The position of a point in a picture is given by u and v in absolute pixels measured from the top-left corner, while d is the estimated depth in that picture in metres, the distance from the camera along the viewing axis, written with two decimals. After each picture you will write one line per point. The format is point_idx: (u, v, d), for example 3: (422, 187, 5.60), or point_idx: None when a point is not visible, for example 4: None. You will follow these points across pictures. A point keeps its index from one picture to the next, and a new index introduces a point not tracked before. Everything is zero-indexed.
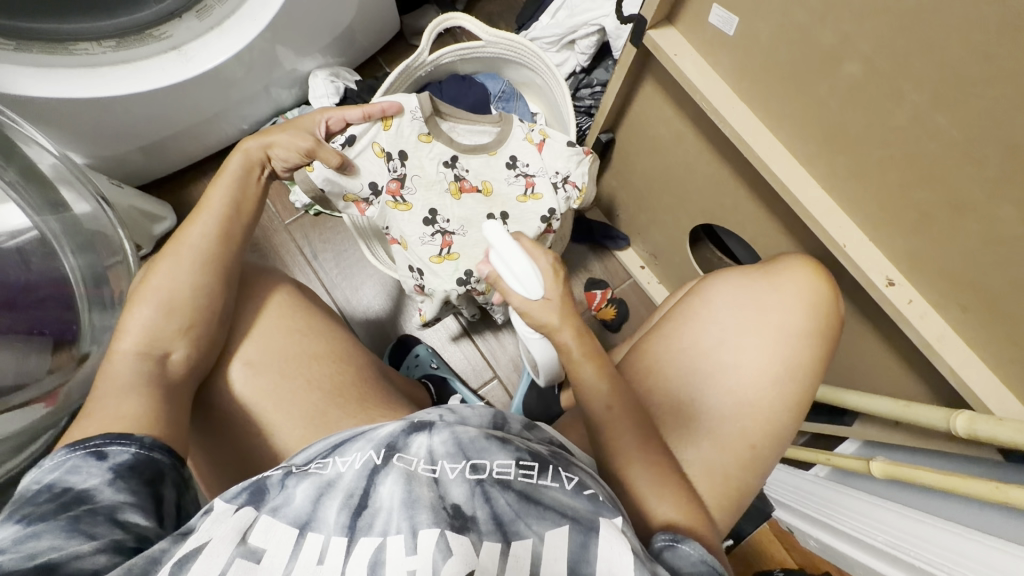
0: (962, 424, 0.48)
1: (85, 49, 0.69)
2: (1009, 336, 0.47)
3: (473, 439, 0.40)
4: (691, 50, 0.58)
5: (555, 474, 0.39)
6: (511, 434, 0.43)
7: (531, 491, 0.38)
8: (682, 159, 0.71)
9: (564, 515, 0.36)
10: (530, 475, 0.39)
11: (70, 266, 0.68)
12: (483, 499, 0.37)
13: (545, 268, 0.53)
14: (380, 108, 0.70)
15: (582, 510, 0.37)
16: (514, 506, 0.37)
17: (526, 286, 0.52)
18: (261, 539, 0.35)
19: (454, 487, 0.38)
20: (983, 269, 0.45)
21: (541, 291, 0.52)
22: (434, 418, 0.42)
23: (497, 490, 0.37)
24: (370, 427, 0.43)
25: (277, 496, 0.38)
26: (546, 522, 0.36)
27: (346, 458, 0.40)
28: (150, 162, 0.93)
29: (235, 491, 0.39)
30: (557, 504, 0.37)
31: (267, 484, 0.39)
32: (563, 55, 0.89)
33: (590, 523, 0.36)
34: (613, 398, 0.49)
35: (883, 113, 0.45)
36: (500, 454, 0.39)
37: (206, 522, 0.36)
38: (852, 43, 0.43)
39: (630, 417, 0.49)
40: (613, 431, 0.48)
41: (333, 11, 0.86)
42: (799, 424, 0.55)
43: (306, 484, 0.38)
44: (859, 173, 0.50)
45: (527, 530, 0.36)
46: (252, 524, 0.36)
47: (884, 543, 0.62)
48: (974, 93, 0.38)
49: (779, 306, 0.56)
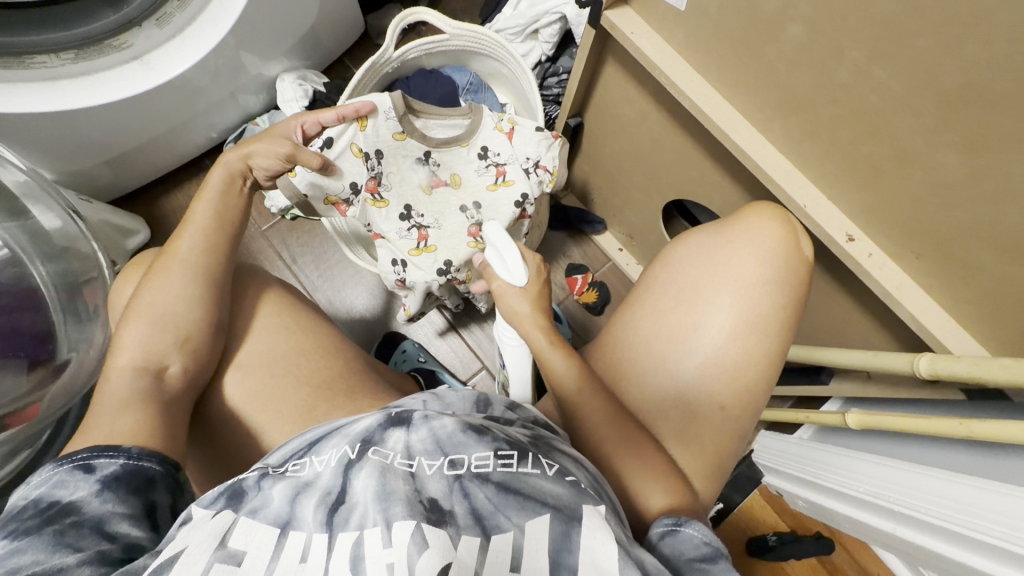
0: (925, 365, 0.51)
1: (43, 62, 0.68)
2: (961, 277, 0.49)
3: (451, 433, 0.40)
4: (646, 29, 0.60)
5: (535, 462, 0.40)
6: (490, 422, 0.44)
7: (511, 481, 0.38)
8: (648, 137, 0.73)
9: (544, 504, 0.37)
10: (510, 464, 0.39)
11: (40, 276, 0.67)
12: (461, 494, 0.37)
13: (532, 269, 0.62)
14: (354, 108, 0.70)
15: (564, 498, 0.37)
16: (493, 499, 0.37)
17: (513, 276, 0.61)
18: (241, 542, 0.35)
19: (432, 482, 0.38)
20: (932, 213, 0.48)
21: (524, 281, 0.61)
22: (413, 413, 0.42)
23: (474, 484, 0.38)
24: (346, 423, 0.44)
25: (255, 498, 0.38)
26: (525, 512, 0.36)
27: (322, 458, 0.40)
28: (117, 176, 0.92)
29: (213, 496, 0.39)
30: (539, 492, 0.37)
31: (244, 487, 0.39)
32: (527, 44, 0.91)
33: (572, 512, 0.36)
34: (581, 381, 0.53)
35: (828, 73, 0.47)
36: (478, 447, 0.39)
37: (184, 530, 0.36)
38: (792, 9, 0.46)
39: (599, 398, 0.52)
40: (580, 412, 0.52)
41: (297, 13, 0.86)
42: (771, 386, 0.58)
43: (283, 485, 0.39)
44: (811, 133, 0.53)
45: (507, 523, 0.36)
46: (231, 527, 0.36)
47: (865, 493, 0.65)
48: (905, 46, 0.41)
49: (745, 277, 0.57)
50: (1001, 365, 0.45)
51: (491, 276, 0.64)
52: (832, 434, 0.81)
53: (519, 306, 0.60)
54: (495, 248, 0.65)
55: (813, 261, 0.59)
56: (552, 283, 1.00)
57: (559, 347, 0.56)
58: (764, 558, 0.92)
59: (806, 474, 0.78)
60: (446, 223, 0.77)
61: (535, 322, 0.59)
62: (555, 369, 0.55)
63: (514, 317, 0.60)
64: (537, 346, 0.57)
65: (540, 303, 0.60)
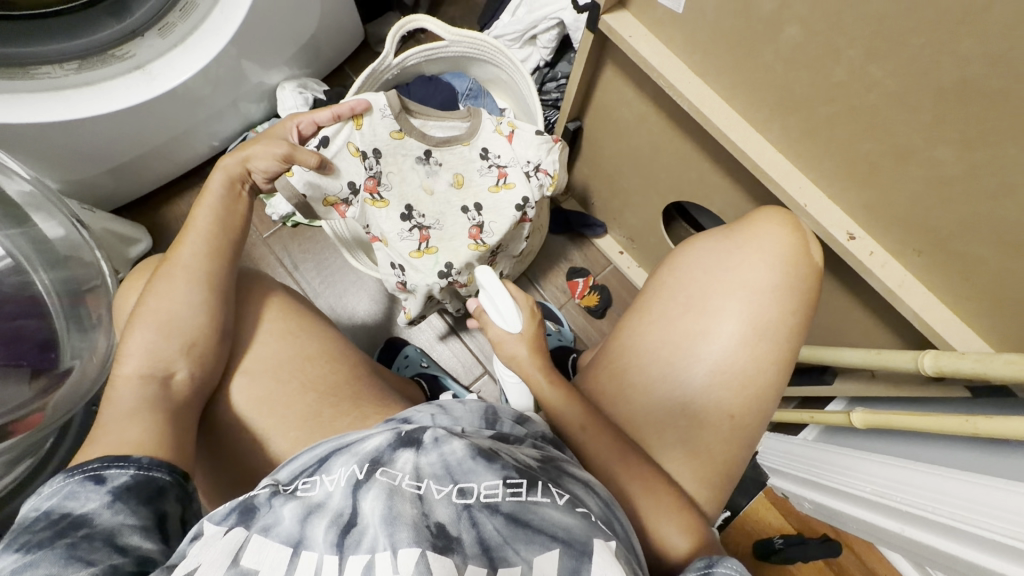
0: (929, 362, 0.51)
1: (46, 72, 0.69)
2: (962, 273, 0.50)
3: (460, 460, 0.39)
4: (644, 32, 0.61)
5: (545, 490, 0.38)
6: (499, 445, 0.43)
7: (520, 512, 0.37)
8: (647, 139, 0.74)
9: (554, 538, 0.35)
10: (519, 494, 0.37)
11: (42, 282, 0.67)
12: (469, 523, 0.36)
13: (523, 308, 0.64)
14: (348, 107, 0.70)
15: (574, 531, 0.36)
16: (501, 530, 0.36)
17: (507, 322, 0.62)
18: (254, 561, 0.34)
19: (439, 507, 0.36)
20: (931, 209, 0.48)
21: (519, 326, 0.62)
22: (424, 434, 0.41)
23: (484, 514, 0.36)
24: (355, 440, 0.42)
25: (267, 515, 0.37)
26: (534, 546, 0.35)
27: (331, 477, 0.39)
28: (120, 185, 0.92)
29: (225, 511, 0.38)
30: (548, 524, 0.36)
31: (255, 504, 0.38)
32: (526, 50, 0.92)
33: (582, 547, 0.35)
34: (585, 419, 0.53)
35: (826, 72, 0.47)
36: (487, 475, 0.38)
37: (196, 546, 0.35)
38: (788, 8, 0.46)
39: (605, 432, 0.52)
40: (587, 443, 0.52)
41: (297, 21, 0.87)
42: (781, 395, 0.57)
43: (294, 504, 0.37)
44: (809, 132, 0.53)
45: (515, 557, 0.35)
46: (244, 545, 0.35)
47: (871, 494, 0.65)
48: (902, 45, 0.41)
49: (755, 287, 0.57)
50: (1005, 361, 0.45)
51: (485, 320, 0.64)
52: (838, 435, 0.81)
53: (517, 349, 0.61)
54: (489, 297, 0.64)
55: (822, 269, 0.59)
56: (553, 287, 1.00)
57: (557, 383, 0.57)
58: (771, 561, 0.91)
59: (813, 475, 0.77)
60: (447, 224, 0.77)
61: (532, 363, 0.59)
62: (556, 409, 0.55)
63: (514, 361, 0.62)
64: (535, 387, 0.58)
65: (540, 347, 0.61)
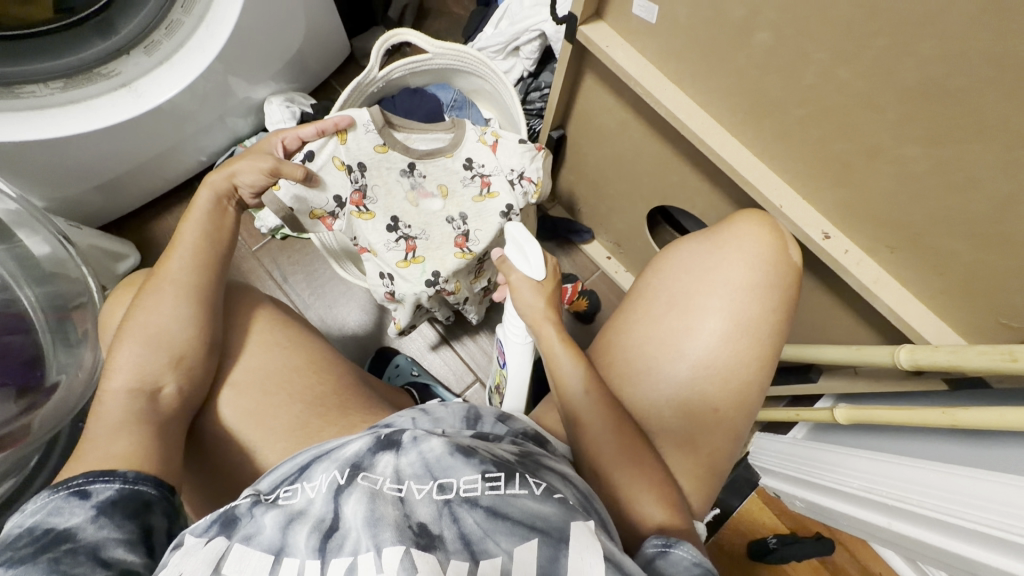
0: (905, 357, 0.52)
1: (31, 91, 0.69)
2: (933, 267, 0.51)
3: (439, 456, 0.39)
4: (622, 41, 0.62)
5: (523, 482, 0.38)
6: (477, 441, 0.43)
7: (499, 505, 0.37)
8: (629, 145, 0.75)
9: (533, 528, 0.36)
10: (498, 487, 0.37)
11: (26, 298, 0.67)
12: (450, 519, 0.36)
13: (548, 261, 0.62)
14: (332, 122, 0.71)
15: (552, 520, 0.36)
16: (482, 523, 0.36)
17: (532, 268, 0.61)
18: (235, 570, 0.34)
19: (421, 506, 0.37)
20: (901, 206, 0.49)
21: (542, 275, 0.60)
22: (403, 435, 0.41)
23: (464, 509, 0.36)
24: (336, 446, 0.42)
25: (248, 524, 0.37)
26: (514, 537, 0.35)
27: (313, 483, 0.39)
28: (107, 201, 0.92)
29: (206, 523, 0.38)
30: (526, 515, 0.36)
31: (236, 513, 0.38)
32: (509, 61, 0.93)
33: (560, 534, 0.35)
34: (590, 385, 0.52)
35: (797, 75, 0.49)
36: (466, 470, 0.38)
37: (176, 556, 0.35)
38: (758, 16, 0.48)
39: (605, 406, 0.51)
40: (579, 423, 0.51)
41: (283, 37, 0.88)
42: (764, 390, 0.58)
43: (275, 513, 0.37)
44: (782, 134, 0.54)
45: (495, 548, 0.35)
46: (225, 554, 0.35)
47: (859, 489, 0.66)
48: (867, 47, 0.43)
49: (735, 284, 0.58)
50: (977, 352, 0.46)
51: (508, 268, 0.62)
52: (826, 432, 0.81)
53: (535, 301, 0.59)
54: (518, 247, 0.63)
55: (800, 268, 0.60)
56: None
57: (570, 348, 0.55)
58: (765, 561, 0.91)
59: (803, 474, 0.78)
60: (433, 233, 0.78)
61: (547, 317, 0.58)
62: (565, 376, 0.53)
63: (527, 311, 0.59)
64: (547, 341, 0.57)
65: (554, 302, 0.60)
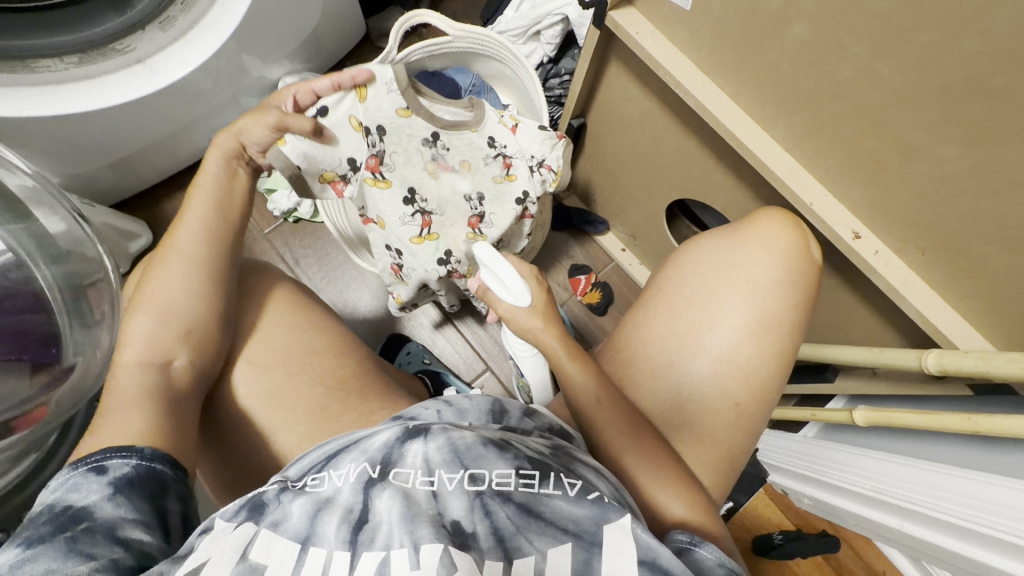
0: (932, 360, 0.51)
1: (46, 66, 0.68)
2: (964, 271, 0.50)
3: (470, 446, 0.39)
4: (650, 28, 0.61)
5: (557, 481, 0.38)
6: (508, 435, 0.43)
7: (532, 503, 0.37)
8: (651, 136, 0.74)
9: (566, 531, 0.35)
10: (531, 485, 0.37)
11: (42, 275, 0.66)
12: (482, 513, 0.36)
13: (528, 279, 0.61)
14: (350, 77, 0.68)
15: (586, 522, 0.35)
16: (514, 519, 0.36)
17: (516, 297, 0.59)
18: (263, 555, 0.34)
19: (453, 500, 0.37)
20: (935, 208, 0.48)
21: (529, 300, 0.59)
22: (430, 425, 0.41)
23: (496, 502, 0.36)
24: (363, 436, 0.42)
25: (276, 511, 0.37)
26: (548, 537, 0.35)
27: (341, 472, 0.39)
28: (120, 178, 0.92)
29: (234, 508, 0.38)
30: (559, 517, 0.36)
31: (264, 500, 0.38)
32: (529, 46, 0.92)
33: (593, 538, 0.35)
34: (600, 392, 0.52)
35: (832, 70, 0.47)
36: (499, 463, 0.38)
37: (205, 541, 0.35)
38: (795, 6, 0.46)
39: (617, 408, 0.51)
40: (601, 424, 0.50)
41: (299, 16, 0.86)
42: (784, 386, 0.58)
43: (303, 500, 0.37)
44: (814, 129, 0.53)
45: (528, 547, 0.35)
46: (252, 540, 0.35)
47: (871, 490, 0.65)
48: (906, 43, 0.41)
49: (763, 281, 0.57)
50: (1006, 358, 0.45)
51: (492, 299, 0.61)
52: (838, 432, 0.81)
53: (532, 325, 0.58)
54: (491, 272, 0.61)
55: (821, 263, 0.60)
56: (555, 283, 1.01)
57: (576, 356, 0.55)
58: (770, 556, 0.92)
59: (813, 472, 0.77)
60: (449, 211, 0.78)
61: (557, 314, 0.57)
62: (573, 380, 0.53)
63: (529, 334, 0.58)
64: (551, 350, 0.56)
65: (554, 316, 0.59)
